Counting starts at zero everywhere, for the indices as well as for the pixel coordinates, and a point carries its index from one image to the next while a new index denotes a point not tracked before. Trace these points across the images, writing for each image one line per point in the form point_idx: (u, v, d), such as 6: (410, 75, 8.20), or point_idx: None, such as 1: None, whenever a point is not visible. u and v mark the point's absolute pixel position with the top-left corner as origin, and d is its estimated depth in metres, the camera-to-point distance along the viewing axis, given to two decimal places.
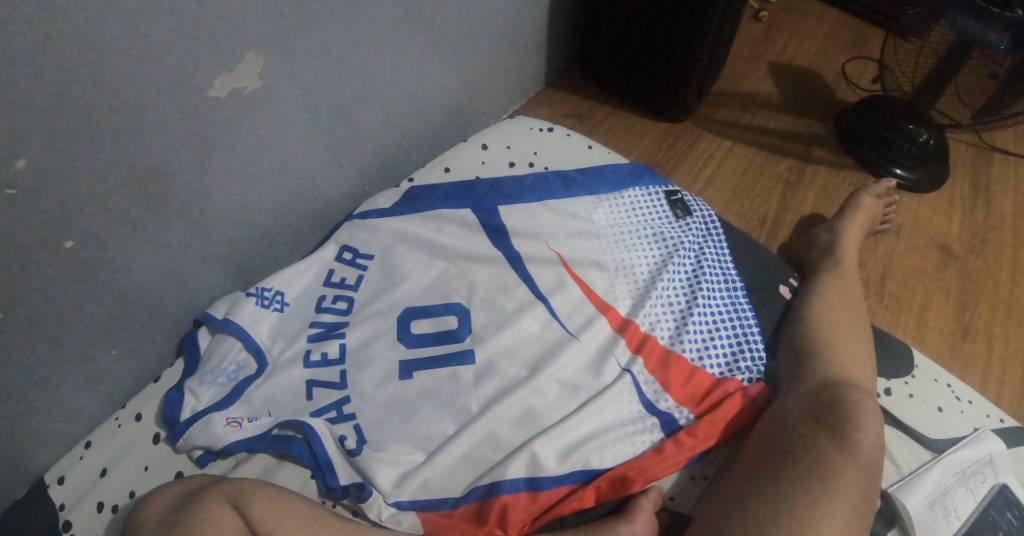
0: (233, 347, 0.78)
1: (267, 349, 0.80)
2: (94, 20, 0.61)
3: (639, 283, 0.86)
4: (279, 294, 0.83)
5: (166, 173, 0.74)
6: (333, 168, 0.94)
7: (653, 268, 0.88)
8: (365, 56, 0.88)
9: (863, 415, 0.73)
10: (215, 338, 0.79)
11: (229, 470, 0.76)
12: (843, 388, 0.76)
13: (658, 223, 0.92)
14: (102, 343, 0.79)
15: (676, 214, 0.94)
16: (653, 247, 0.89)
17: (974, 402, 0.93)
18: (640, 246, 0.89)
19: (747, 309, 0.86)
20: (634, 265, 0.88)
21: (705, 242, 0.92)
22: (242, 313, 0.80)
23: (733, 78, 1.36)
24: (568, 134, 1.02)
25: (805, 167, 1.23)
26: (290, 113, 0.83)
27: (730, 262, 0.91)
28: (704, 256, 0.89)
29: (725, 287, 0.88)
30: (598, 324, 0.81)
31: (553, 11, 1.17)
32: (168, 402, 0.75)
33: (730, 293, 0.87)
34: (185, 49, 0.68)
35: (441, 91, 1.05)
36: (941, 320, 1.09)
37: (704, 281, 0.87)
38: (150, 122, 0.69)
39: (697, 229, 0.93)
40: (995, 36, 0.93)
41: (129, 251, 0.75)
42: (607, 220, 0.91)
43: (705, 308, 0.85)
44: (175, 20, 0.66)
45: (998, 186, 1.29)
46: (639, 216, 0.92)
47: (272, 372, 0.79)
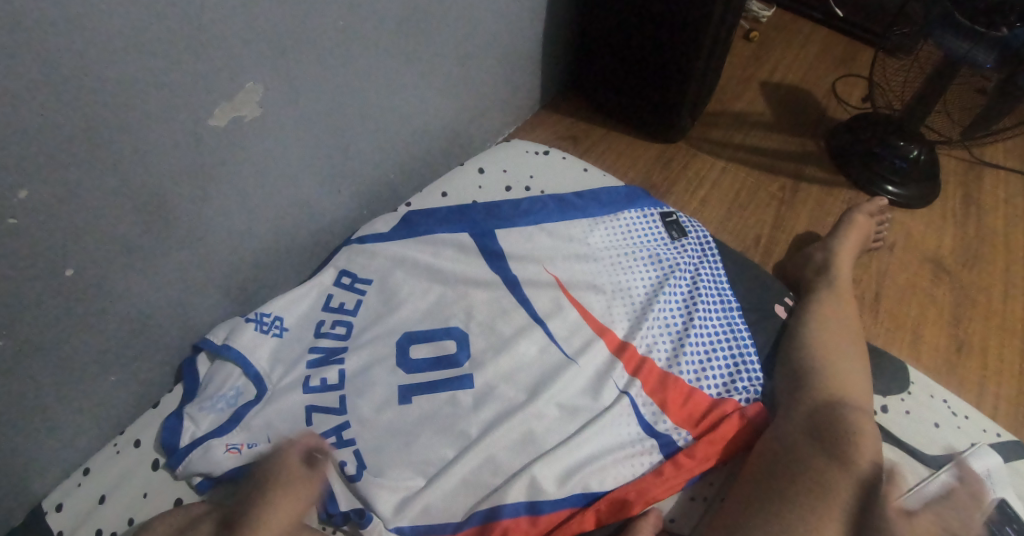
0: (232, 373, 0.79)
1: (266, 375, 0.80)
2: (97, 55, 0.62)
3: (635, 305, 0.87)
4: (278, 319, 0.84)
5: (165, 200, 0.75)
6: (331, 194, 0.95)
7: (650, 290, 0.88)
8: (361, 83, 0.89)
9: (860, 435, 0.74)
10: (214, 364, 0.80)
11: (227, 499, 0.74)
12: (840, 408, 0.77)
13: (654, 245, 0.93)
14: (101, 369, 0.79)
15: (671, 236, 0.95)
16: (650, 269, 0.90)
17: (969, 417, 0.94)
18: (637, 268, 0.90)
19: (743, 329, 0.87)
20: (630, 287, 0.88)
21: (701, 263, 0.92)
22: (240, 340, 0.80)
23: (725, 98, 1.38)
24: (563, 157, 1.03)
25: (799, 186, 1.24)
26: (288, 139, 0.84)
27: (725, 282, 0.92)
28: (700, 277, 0.90)
29: (721, 308, 0.88)
30: (596, 345, 0.82)
31: (547, 35, 1.19)
32: (167, 429, 0.76)
33: (726, 314, 0.88)
34: (186, 81, 0.69)
35: (438, 116, 1.06)
36: (936, 334, 1.10)
37: (700, 302, 0.87)
38: (149, 150, 0.70)
39: (692, 250, 0.94)
40: (982, 55, 0.96)
41: (128, 277, 0.76)
42: (604, 242, 0.92)
43: (702, 329, 0.85)
44: (176, 54, 0.67)
45: (989, 200, 1.31)
46: (635, 239, 0.93)
47: (271, 399, 0.79)
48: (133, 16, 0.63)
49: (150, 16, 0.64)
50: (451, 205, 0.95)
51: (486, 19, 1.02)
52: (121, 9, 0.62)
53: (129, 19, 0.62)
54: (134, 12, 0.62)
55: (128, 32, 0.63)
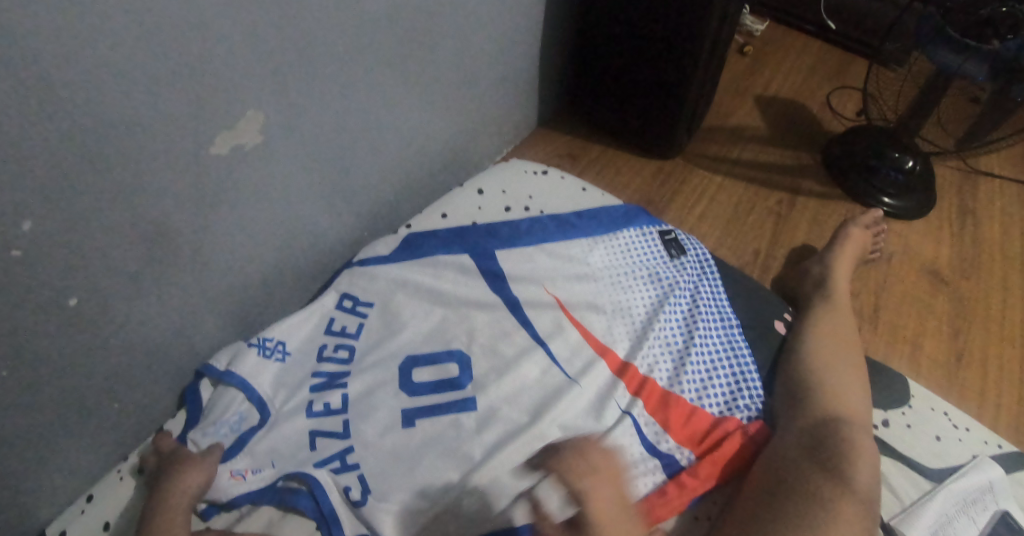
0: (235, 398, 0.79)
1: (270, 400, 0.80)
2: (100, 87, 0.63)
3: (635, 324, 0.87)
4: (280, 343, 0.84)
5: (166, 227, 0.75)
6: (333, 217, 0.96)
7: (651, 309, 0.89)
8: (360, 107, 0.90)
9: (859, 450, 0.75)
10: (217, 390, 0.80)
11: (232, 525, 0.75)
12: (839, 426, 0.77)
13: (653, 263, 0.94)
14: (105, 396, 0.79)
15: (670, 254, 0.95)
16: (650, 288, 0.91)
17: (970, 428, 0.94)
18: (637, 287, 0.91)
19: (744, 347, 0.88)
20: (631, 306, 0.89)
21: (701, 280, 0.93)
22: (244, 366, 0.80)
23: (721, 112, 1.39)
24: (562, 177, 1.04)
25: (796, 199, 1.25)
26: (290, 165, 0.85)
27: (725, 300, 0.92)
28: (700, 295, 0.91)
29: (721, 326, 0.89)
30: (598, 365, 0.82)
31: (543, 54, 1.20)
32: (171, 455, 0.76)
33: (727, 331, 0.88)
34: (188, 110, 0.70)
35: (437, 137, 1.07)
36: (936, 346, 1.10)
37: (701, 320, 0.88)
38: (151, 178, 0.71)
39: (692, 268, 0.94)
40: (974, 67, 0.97)
41: (132, 305, 0.77)
42: (604, 261, 0.93)
43: (703, 347, 0.86)
44: (179, 84, 0.68)
45: (984, 210, 1.32)
46: (635, 258, 0.94)
47: (275, 423, 0.79)
48: (137, 48, 0.63)
49: (152, 48, 0.64)
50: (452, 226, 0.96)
51: (483, 41, 1.04)
52: (124, 42, 0.62)
53: (131, 52, 0.63)
54: (137, 45, 0.63)
55: (130, 64, 0.64)
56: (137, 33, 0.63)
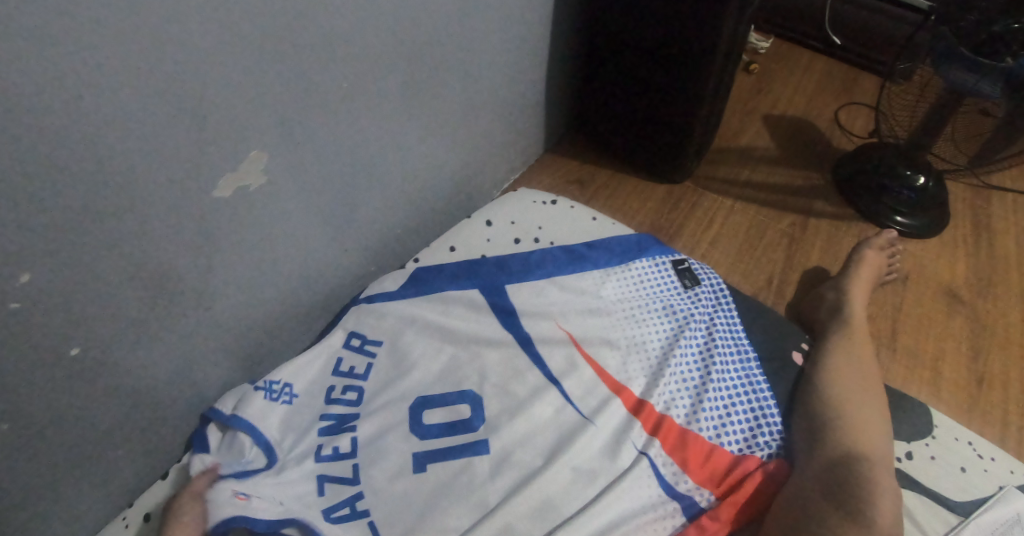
0: (243, 443, 0.76)
1: (276, 444, 0.78)
2: (102, 138, 0.61)
3: (650, 358, 0.85)
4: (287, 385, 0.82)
5: (168, 272, 0.74)
6: (340, 254, 0.95)
7: (665, 342, 0.87)
8: (364, 142, 0.88)
9: (880, 493, 0.72)
10: (224, 434, 0.77)
11: None
12: (858, 464, 0.75)
13: (667, 295, 0.92)
14: (108, 445, 0.78)
15: (685, 285, 0.94)
16: (664, 321, 0.89)
17: (996, 458, 0.91)
18: (651, 320, 0.89)
19: (762, 380, 0.85)
20: (645, 340, 0.87)
21: (716, 312, 0.91)
22: (250, 409, 0.78)
23: (729, 132, 1.37)
24: (571, 206, 1.02)
25: (808, 221, 1.23)
26: (294, 204, 0.83)
27: (742, 331, 0.90)
28: (716, 328, 0.89)
29: (739, 359, 0.87)
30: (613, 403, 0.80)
31: (549, 80, 1.18)
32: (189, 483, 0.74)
33: (744, 364, 0.86)
34: (190, 155, 0.69)
35: (444, 169, 1.06)
36: (956, 369, 1.07)
37: (717, 354, 0.86)
38: (155, 225, 0.70)
39: (706, 299, 0.92)
40: (988, 86, 0.95)
41: (137, 353, 0.75)
42: (615, 293, 0.91)
43: (720, 383, 0.84)
44: (181, 130, 0.67)
45: (1000, 225, 1.29)
46: (648, 289, 0.92)
47: (280, 460, 0.77)
48: (138, 97, 0.62)
49: (154, 95, 0.63)
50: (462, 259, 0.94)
51: (487, 70, 1.02)
52: (125, 91, 0.61)
53: (133, 100, 0.62)
54: (137, 94, 0.62)
55: (132, 111, 0.62)
56: (138, 82, 0.61)
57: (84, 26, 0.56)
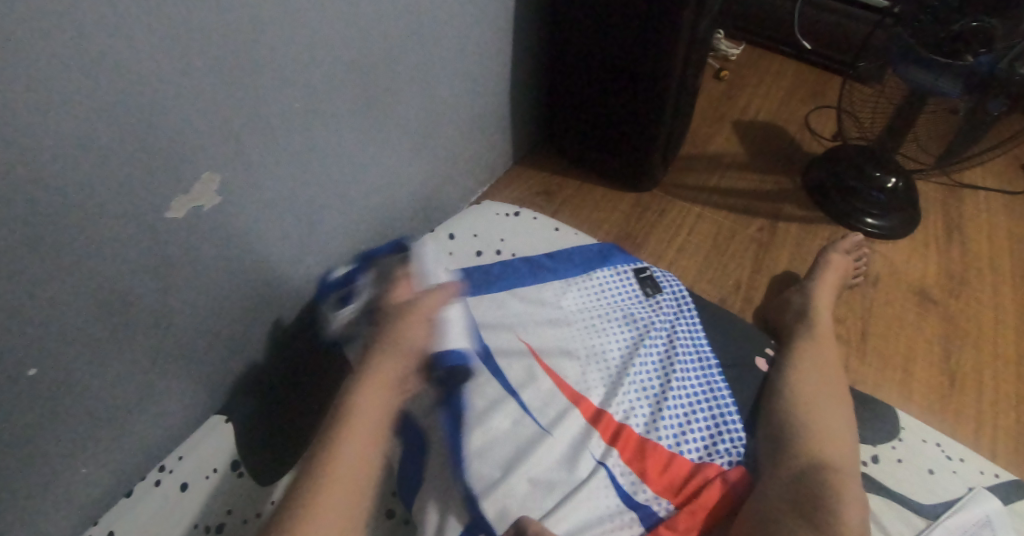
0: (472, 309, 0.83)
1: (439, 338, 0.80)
2: (54, 158, 0.61)
3: (608, 368, 0.86)
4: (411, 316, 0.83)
5: (126, 295, 0.73)
6: (302, 271, 0.94)
7: (625, 352, 0.88)
8: (325, 159, 0.89)
9: (845, 500, 0.72)
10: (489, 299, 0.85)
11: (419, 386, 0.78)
12: (823, 472, 0.75)
13: (627, 304, 0.93)
14: (68, 472, 0.76)
15: (645, 293, 0.95)
16: (624, 329, 0.90)
17: (966, 459, 0.91)
18: (611, 329, 0.90)
19: (722, 386, 0.87)
20: (605, 350, 0.88)
21: (677, 319, 0.93)
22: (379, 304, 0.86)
23: (698, 140, 1.38)
24: (534, 217, 1.05)
25: (777, 226, 1.23)
26: (254, 222, 0.83)
27: (703, 338, 0.92)
28: (676, 335, 0.90)
29: (699, 366, 0.88)
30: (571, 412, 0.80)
31: (515, 92, 1.19)
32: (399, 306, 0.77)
33: (704, 371, 0.88)
34: (145, 173, 0.68)
35: (408, 184, 1.06)
36: (927, 369, 1.07)
37: (677, 362, 0.87)
38: (110, 244, 0.69)
39: (667, 307, 0.94)
40: (948, 84, 0.96)
41: (97, 374, 0.74)
42: (575, 304, 0.92)
43: (680, 391, 0.85)
44: (135, 148, 0.66)
45: (971, 223, 1.30)
46: (609, 298, 0.94)
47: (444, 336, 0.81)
48: (90, 115, 0.62)
49: (106, 113, 0.63)
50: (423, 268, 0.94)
51: (450, 84, 1.03)
52: (77, 110, 0.61)
53: (84, 118, 0.61)
54: (89, 112, 0.61)
55: (85, 130, 0.62)
56: (90, 100, 0.61)
57: (35, 49, 0.56)
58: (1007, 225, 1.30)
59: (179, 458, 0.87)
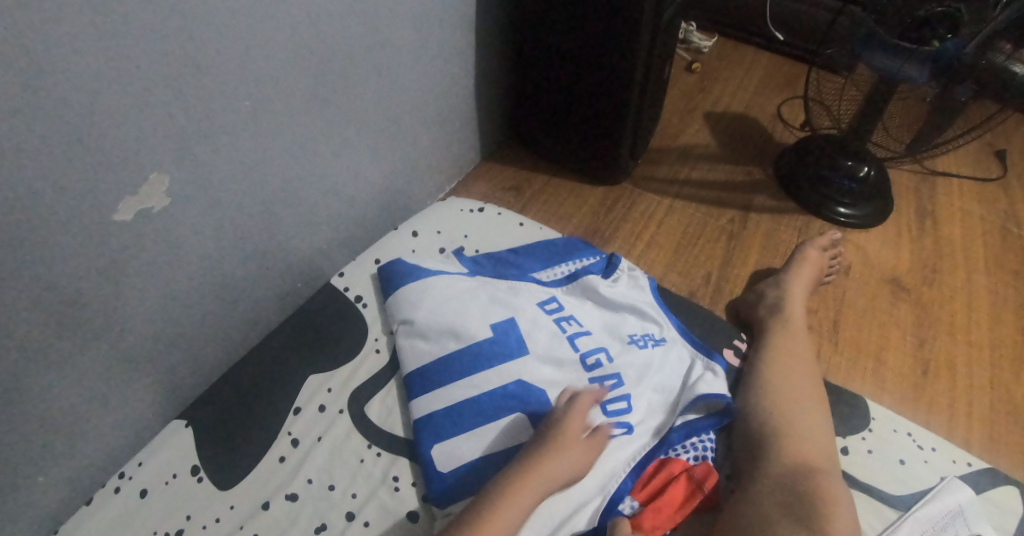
0: (594, 318, 0.92)
1: (607, 343, 0.89)
2: None
3: (659, 380, 0.86)
4: (569, 319, 0.91)
5: (74, 300, 0.70)
6: (262, 271, 0.92)
7: (681, 367, 0.88)
8: (281, 156, 0.86)
9: (831, 502, 0.72)
10: (591, 302, 0.94)
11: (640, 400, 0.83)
12: (807, 474, 0.75)
13: (583, 305, 0.93)
14: (20, 484, 0.74)
15: (606, 288, 0.94)
16: (582, 329, 0.90)
17: (937, 448, 0.90)
18: (570, 329, 0.89)
19: (684, 379, 0.86)
20: (563, 349, 0.87)
21: (637, 314, 0.92)
22: (595, 301, 0.94)
23: (669, 132, 1.37)
24: (498, 213, 1.08)
25: (748, 217, 1.22)
26: (209, 221, 0.81)
27: (662, 330, 0.91)
28: (636, 332, 0.90)
29: (660, 359, 0.87)
30: (629, 434, 0.80)
31: (480, 85, 1.18)
32: (614, 319, 0.92)
33: (666, 365, 0.87)
34: (86, 170, 0.66)
35: (371, 180, 1.04)
36: (900, 358, 1.06)
37: (636, 357, 0.87)
38: (53, 246, 0.66)
39: (626, 301, 0.93)
40: (914, 71, 0.95)
41: (47, 382, 0.71)
42: (632, 319, 0.92)
43: (639, 387, 0.84)
44: (76, 145, 0.64)
45: (944, 210, 1.30)
46: (569, 300, 0.94)
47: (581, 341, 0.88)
48: (21, 110, 0.59)
49: (39, 108, 0.60)
50: (462, 276, 0.94)
51: (412, 78, 1.01)
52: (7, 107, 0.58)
53: (17, 114, 0.59)
54: (21, 107, 0.59)
55: (18, 128, 0.59)
56: (21, 94, 0.59)
57: None
58: (980, 212, 1.30)
59: (139, 464, 0.83)
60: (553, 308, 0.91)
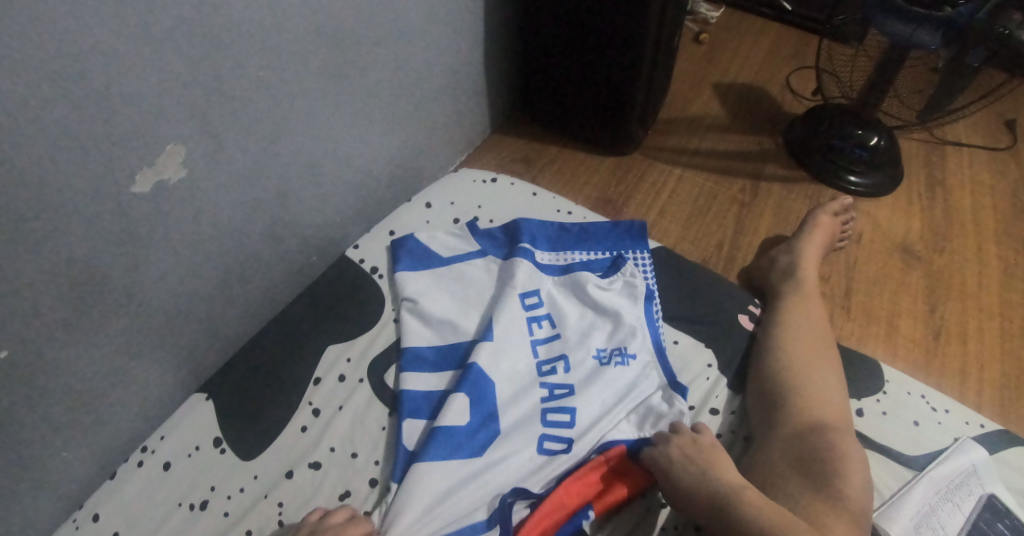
0: (568, 322, 0.89)
1: (569, 350, 0.87)
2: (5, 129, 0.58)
3: (614, 397, 0.83)
4: (545, 319, 0.90)
5: (95, 272, 0.71)
6: (276, 243, 0.92)
7: (642, 387, 0.84)
8: (295, 127, 0.86)
9: (848, 460, 0.74)
10: (569, 304, 0.91)
11: (588, 412, 0.82)
12: (823, 432, 0.76)
13: (565, 308, 0.90)
14: (48, 454, 0.75)
15: (601, 286, 0.92)
16: (549, 334, 0.88)
17: (950, 410, 0.91)
18: (535, 334, 0.88)
19: (638, 396, 0.84)
20: (520, 359, 0.85)
21: (617, 323, 0.89)
22: (573, 305, 0.91)
23: (678, 103, 1.36)
24: (511, 183, 1.08)
25: (759, 186, 1.22)
26: (225, 193, 0.81)
27: (643, 342, 0.87)
28: (605, 347, 0.87)
29: (621, 374, 0.85)
30: (567, 451, 0.79)
31: (489, 57, 1.17)
32: (591, 323, 0.89)
33: (627, 382, 0.84)
34: (109, 141, 0.66)
35: (382, 153, 1.04)
36: (912, 324, 1.07)
37: (593, 370, 0.85)
38: (73, 218, 0.66)
39: (619, 296, 0.92)
40: (926, 37, 0.95)
41: (71, 355, 0.72)
42: (608, 324, 0.89)
43: (589, 401, 0.82)
44: (94, 116, 0.64)
45: (954, 179, 1.30)
46: (551, 300, 0.91)
47: (536, 349, 0.87)
48: (41, 82, 0.59)
49: (58, 79, 0.60)
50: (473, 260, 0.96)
51: (421, 49, 1.00)
52: (25, 79, 0.58)
53: (37, 87, 0.59)
54: (40, 79, 0.59)
55: (38, 101, 0.60)
56: (39, 67, 0.59)
57: None
58: (990, 182, 1.30)
59: (161, 438, 0.84)
60: (532, 303, 0.90)
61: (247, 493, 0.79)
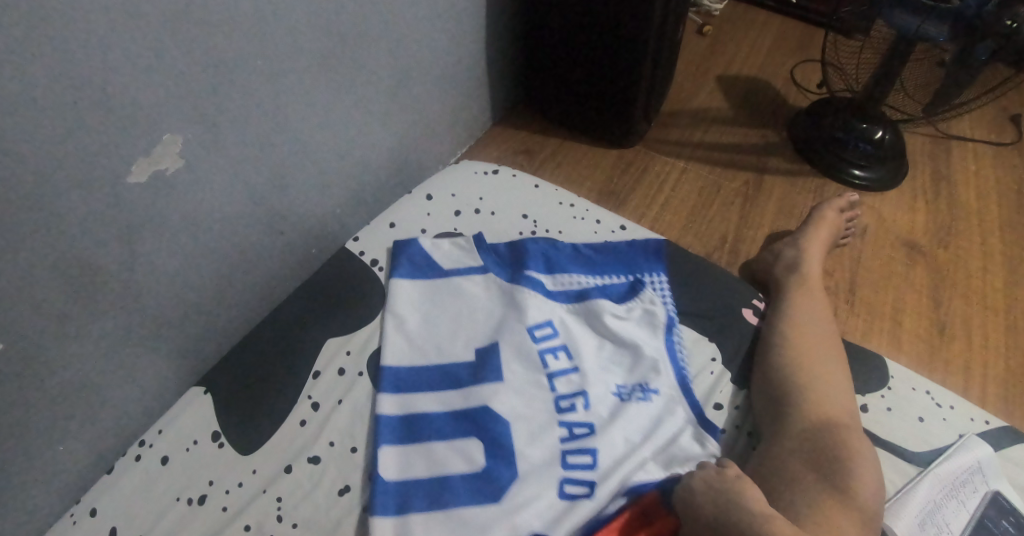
0: (586, 354, 0.84)
1: (586, 382, 0.82)
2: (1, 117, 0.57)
3: (637, 437, 0.79)
4: (560, 350, 0.84)
5: (92, 263, 0.69)
6: (275, 235, 0.91)
7: (665, 425, 0.80)
8: (295, 118, 0.85)
9: (855, 456, 0.74)
10: (585, 335, 0.86)
11: (609, 452, 0.77)
12: (832, 430, 0.76)
13: (581, 339, 0.86)
14: (44, 448, 0.74)
15: (619, 315, 0.88)
16: (567, 368, 0.83)
17: (955, 406, 0.90)
18: (551, 367, 0.83)
19: (662, 434, 0.79)
20: (536, 394, 0.81)
21: (637, 356, 0.84)
22: (590, 336, 0.86)
23: (680, 96, 1.35)
24: (512, 175, 1.07)
25: (762, 179, 1.21)
26: (223, 184, 0.80)
27: (665, 376, 0.83)
28: (625, 384, 0.83)
29: (643, 411, 0.80)
30: (589, 496, 0.74)
31: (490, 48, 1.16)
32: (609, 356, 0.85)
33: (649, 419, 0.80)
34: (105, 130, 0.65)
35: (382, 145, 1.03)
36: (916, 320, 1.06)
37: (613, 408, 0.80)
38: (69, 208, 0.65)
39: (637, 327, 0.87)
40: (933, 30, 0.93)
41: (67, 347, 0.71)
42: (627, 359, 0.85)
43: (611, 441, 0.78)
44: (90, 104, 0.63)
45: (958, 173, 1.29)
46: (567, 330, 0.86)
47: (553, 383, 0.82)
48: (36, 69, 0.58)
49: (53, 66, 0.59)
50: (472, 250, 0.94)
51: (422, 39, 0.99)
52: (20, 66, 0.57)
53: (32, 74, 0.58)
54: (35, 67, 0.58)
55: (33, 88, 0.58)
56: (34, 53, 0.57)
57: None
58: (995, 177, 1.29)
59: (159, 432, 0.83)
60: (544, 335, 0.85)
61: (245, 488, 0.78)
